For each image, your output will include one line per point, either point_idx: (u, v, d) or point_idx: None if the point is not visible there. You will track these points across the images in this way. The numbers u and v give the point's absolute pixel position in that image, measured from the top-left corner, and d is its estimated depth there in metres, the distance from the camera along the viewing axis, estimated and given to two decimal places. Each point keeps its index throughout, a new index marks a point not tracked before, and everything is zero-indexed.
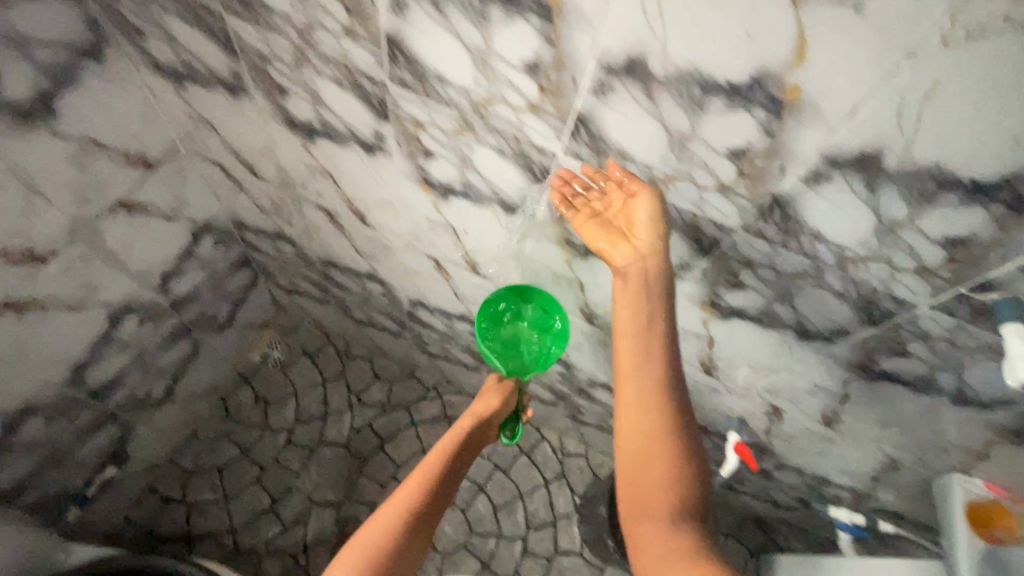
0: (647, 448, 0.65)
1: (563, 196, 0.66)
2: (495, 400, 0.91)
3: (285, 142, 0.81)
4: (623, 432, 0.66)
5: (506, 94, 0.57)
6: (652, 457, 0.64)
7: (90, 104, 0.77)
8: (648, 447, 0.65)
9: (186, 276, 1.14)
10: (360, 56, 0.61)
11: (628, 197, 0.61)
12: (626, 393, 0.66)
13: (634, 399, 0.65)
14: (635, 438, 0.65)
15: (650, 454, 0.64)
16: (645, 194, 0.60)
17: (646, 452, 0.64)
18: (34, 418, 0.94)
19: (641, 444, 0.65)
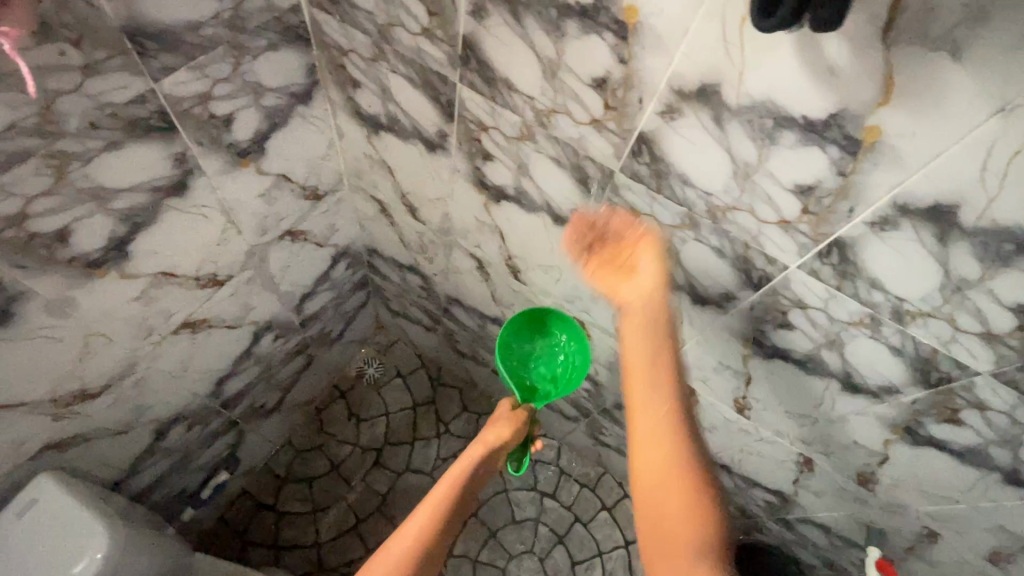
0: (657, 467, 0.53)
1: (577, 236, 0.66)
2: (509, 431, 0.80)
3: (467, 196, 0.81)
4: (637, 438, 0.56)
5: (757, 207, 0.54)
6: (673, 496, 0.53)
7: (290, 142, 0.79)
8: (663, 454, 0.54)
9: (318, 296, 1.17)
10: (596, 144, 0.58)
11: (633, 246, 0.63)
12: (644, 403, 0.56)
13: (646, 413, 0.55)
14: (649, 449, 0.54)
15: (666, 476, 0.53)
16: (648, 240, 0.62)
17: (663, 492, 0.53)
18: (179, 426, 0.96)
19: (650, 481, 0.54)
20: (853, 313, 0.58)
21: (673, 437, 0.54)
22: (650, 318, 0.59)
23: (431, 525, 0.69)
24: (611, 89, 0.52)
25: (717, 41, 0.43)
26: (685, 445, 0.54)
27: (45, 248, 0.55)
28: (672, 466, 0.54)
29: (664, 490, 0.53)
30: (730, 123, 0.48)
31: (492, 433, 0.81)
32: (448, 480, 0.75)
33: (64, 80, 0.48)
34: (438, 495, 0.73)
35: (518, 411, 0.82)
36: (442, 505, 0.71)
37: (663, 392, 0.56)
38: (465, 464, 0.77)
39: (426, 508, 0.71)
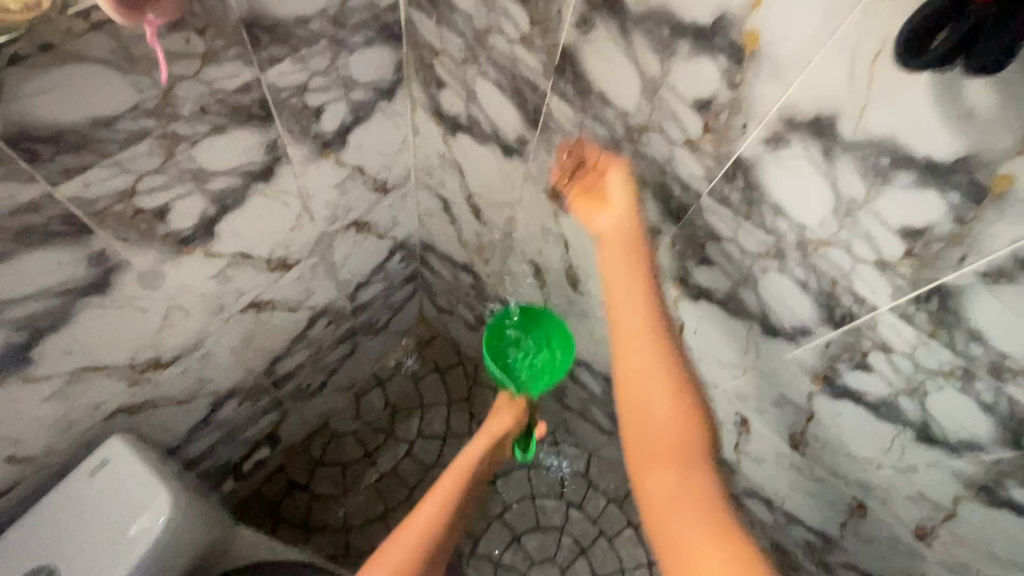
0: (649, 387, 0.60)
1: (563, 168, 0.67)
2: (510, 419, 0.92)
3: (538, 203, 0.81)
4: (624, 363, 0.62)
5: (854, 244, 0.52)
6: (660, 416, 0.59)
7: (370, 136, 0.81)
8: (652, 389, 0.60)
9: (372, 285, 1.19)
10: (687, 165, 0.57)
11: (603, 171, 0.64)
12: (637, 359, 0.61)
13: (633, 361, 0.61)
14: (636, 341, 0.61)
15: (655, 394, 0.60)
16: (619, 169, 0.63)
17: (649, 415, 0.60)
18: (233, 400, 1.00)
19: (648, 357, 0.61)
20: (945, 363, 0.55)
21: (658, 322, 0.62)
22: (625, 246, 0.64)
23: (437, 519, 0.74)
24: (714, 112, 0.51)
25: (842, 74, 0.42)
26: (665, 350, 0.61)
27: (145, 224, 0.58)
28: (665, 376, 0.60)
29: (652, 414, 0.60)
30: (841, 157, 0.46)
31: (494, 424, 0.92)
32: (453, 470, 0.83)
33: (184, 66, 0.50)
34: (447, 487, 0.79)
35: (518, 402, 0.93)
36: (450, 500, 0.77)
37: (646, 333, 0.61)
38: (469, 456, 0.88)
39: (434, 500, 0.76)
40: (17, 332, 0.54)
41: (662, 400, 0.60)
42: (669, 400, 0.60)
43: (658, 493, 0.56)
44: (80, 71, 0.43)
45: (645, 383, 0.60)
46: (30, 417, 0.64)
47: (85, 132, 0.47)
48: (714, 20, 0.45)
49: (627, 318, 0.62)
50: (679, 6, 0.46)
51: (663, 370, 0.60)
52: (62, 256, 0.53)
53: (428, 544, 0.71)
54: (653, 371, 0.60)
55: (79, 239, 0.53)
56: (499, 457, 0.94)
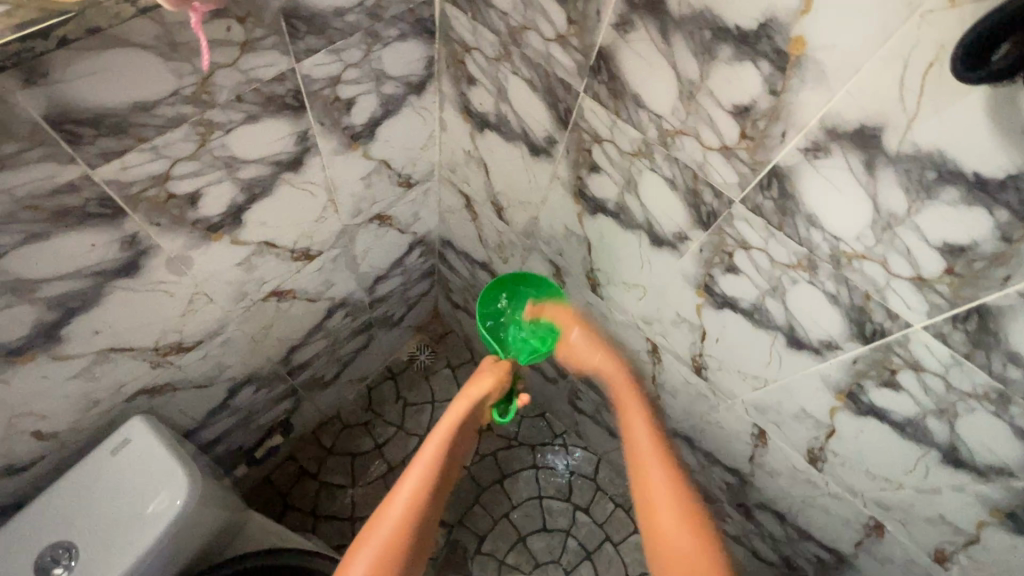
0: (660, 478, 0.73)
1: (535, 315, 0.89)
2: (492, 383, 0.79)
3: (562, 204, 0.80)
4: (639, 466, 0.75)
5: (891, 260, 0.50)
6: (673, 534, 0.68)
7: (397, 130, 0.81)
8: (669, 527, 0.68)
9: (390, 279, 1.19)
10: (720, 171, 0.56)
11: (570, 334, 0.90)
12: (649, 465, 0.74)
13: (645, 466, 0.74)
14: (648, 466, 0.74)
15: (674, 526, 0.68)
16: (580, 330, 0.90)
17: (668, 538, 0.68)
18: (249, 386, 1.01)
19: (666, 494, 0.71)
20: (979, 385, 0.53)
21: (669, 458, 0.75)
22: (643, 419, 0.79)
23: (414, 508, 0.69)
24: (752, 118, 0.50)
25: (892, 84, 0.41)
26: (677, 468, 0.74)
27: (176, 209, 0.58)
28: (675, 511, 0.70)
29: (671, 534, 0.68)
30: (884, 170, 0.45)
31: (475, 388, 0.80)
32: (433, 438, 0.75)
33: (224, 54, 0.50)
34: (423, 471, 0.72)
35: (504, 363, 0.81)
36: (432, 468, 0.72)
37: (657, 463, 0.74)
38: (448, 425, 0.77)
39: (411, 487, 0.71)
40: (50, 310, 0.55)
41: (680, 540, 0.67)
42: (678, 514, 0.69)
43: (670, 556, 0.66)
44: (124, 55, 0.44)
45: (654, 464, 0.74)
46: (57, 394, 0.65)
47: (125, 116, 0.47)
48: (759, 25, 0.44)
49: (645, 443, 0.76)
50: (724, 10, 0.46)
51: (688, 506, 0.70)
52: (97, 238, 0.53)
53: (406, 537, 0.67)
54: (666, 485, 0.72)
55: (113, 221, 0.53)
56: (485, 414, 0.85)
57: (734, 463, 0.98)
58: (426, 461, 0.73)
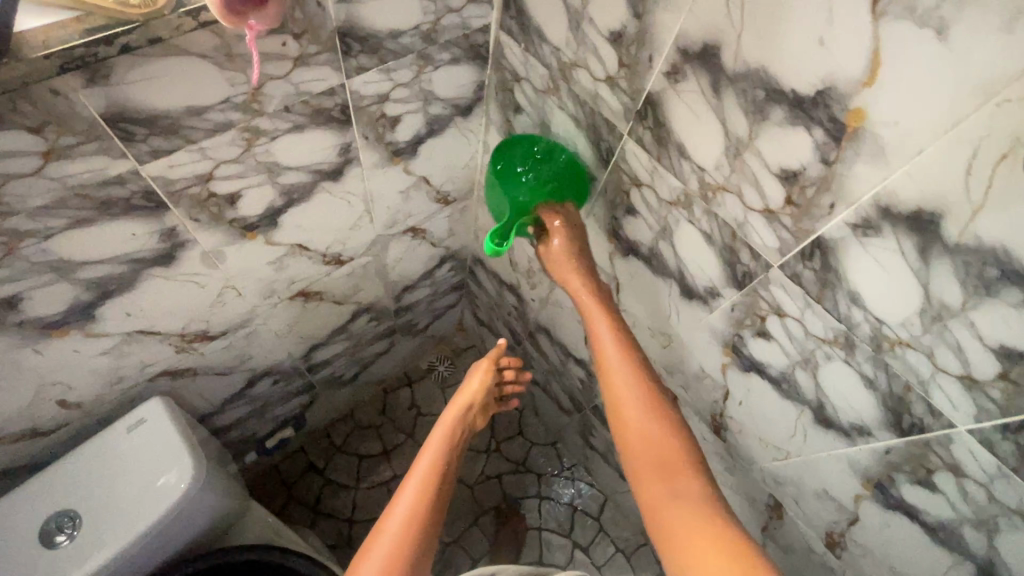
0: (630, 379, 0.63)
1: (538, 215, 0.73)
2: (479, 384, 0.91)
3: (595, 241, 0.79)
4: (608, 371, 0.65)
5: (938, 352, 0.46)
6: (638, 425, 0.61)
7: (440, 149, 0.82)
8: (634, 416, 0.61)
9: (418, 290, 1.20)
10: (760, 234, 0.54)
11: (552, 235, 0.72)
12: (619, 367, 0.64)
13: (617, 369, 0.64)
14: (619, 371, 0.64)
15: (637, 411, 0.62)
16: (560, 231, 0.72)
17: (630, 420, 0.62)
18: (268, 378, 1.03)
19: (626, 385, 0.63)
20: None
21: (627, 345, 0.66)
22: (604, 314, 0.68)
23: (422, 501, 0.68)
24: (800, 185, 0.47)
25: (957, 170, 0.38)
26: (635, 355, 0.65)
27: (216, 208, 0.60)
28: (638, 400, 0.62)
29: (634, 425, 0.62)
30: (939, 259, 0.42)
31: (464, 396, 0.90)
32: (427, 451, 0.76)
33: (277, 67, 0.52)
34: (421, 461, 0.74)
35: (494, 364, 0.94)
36: (430, 472, 0.72)
37: (630, 365, 0.64)
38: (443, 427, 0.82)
39: (418, 472, 0.72)
40: (87, 291, 0.58)
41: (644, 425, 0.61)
42: (653, 418, 0.61)
43: (649, 476, 0.58)
44: (180, 62, 0.46)
45: (627, 370, 0.64)
46: (86, 368, 0.67)
47: (177, 118, 0.49)
48: (816, 91, 0.42)
49: (606, 341, 0.66)
50: (780, 72, 0.44)
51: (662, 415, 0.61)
52: (138, 228, 0.56)
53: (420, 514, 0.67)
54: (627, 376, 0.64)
55: (155, 215, 0.56)
56: (480, 426, 0.91)
57: (745, 532, 0.93)
58: (423, 469, 0.72)
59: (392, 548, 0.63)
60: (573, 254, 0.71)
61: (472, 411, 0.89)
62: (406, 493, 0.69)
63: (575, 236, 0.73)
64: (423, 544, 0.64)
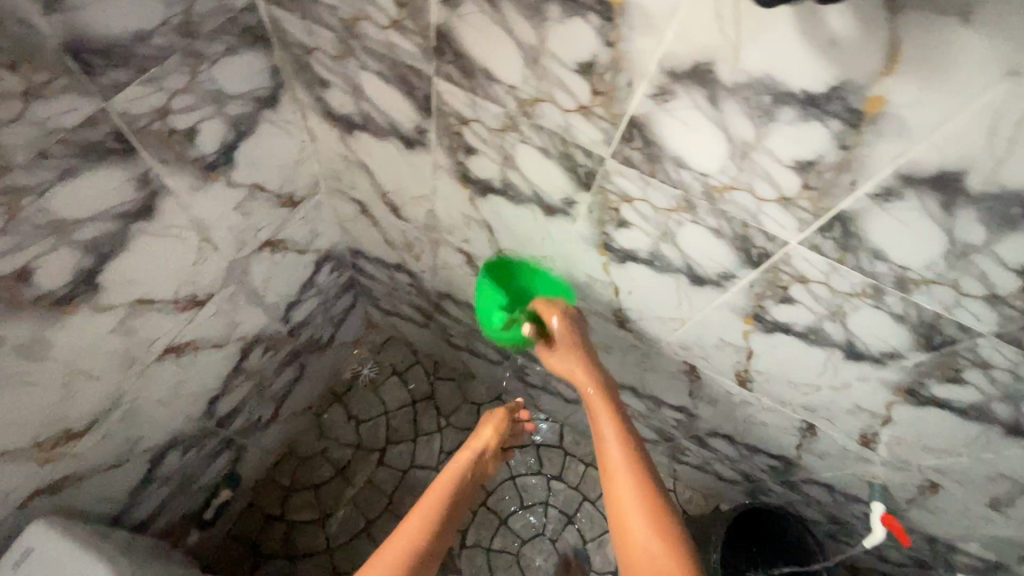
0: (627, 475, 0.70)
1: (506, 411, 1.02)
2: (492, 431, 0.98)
3: (452, 193, 0.79)
4: (613, 474, 0.71)
5: (756, 185, 0.52)
6: (639, 528, 0.66)
7: (262, 149, 0.76)
8: (634, 520, 0.67)
9: (304, 303, 1.14)
10: (585, 131, 0.56)
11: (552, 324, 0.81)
12: (621, 472, 0.70)
13: (620, 468, 0.71)
14: (621, 471, 0.71)
15: (636, 512, 0.67)
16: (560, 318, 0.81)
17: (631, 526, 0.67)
18: (174, 451, 0.94)
19: (627, 481, 0.70)
20: (856, 284, 0.56)
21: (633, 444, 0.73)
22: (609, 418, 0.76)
23: (425, 524, 0.78)
24: (597, 73, 0.50)
25: (710, 17, 0.42)
26: (643, 462, 0.71)
27: (6, 290, 0.53)
28: (640, 507, 0.67)
29: (630, 524, 0.67)
30: (726, 101, 0.47)
31: (479, 441, 0.98)
32: (440, 483, 0.86)
33: (3, 109, 0.45)
34: (429, 500, 0.82)
35: (500, 413, 1.01)
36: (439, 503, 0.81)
37: (631, 468, 0.70)
38: (456, 467, 0.91)
39: (429, 499, 0.82)
40: None
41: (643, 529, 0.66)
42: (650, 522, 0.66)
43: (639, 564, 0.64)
44: None
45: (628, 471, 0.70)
46: None
47: None
48: None
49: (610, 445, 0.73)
50: None
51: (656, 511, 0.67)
52: None
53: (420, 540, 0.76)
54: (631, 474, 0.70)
55: None
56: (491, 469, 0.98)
57: (678, 400, 1.04)
58: (435, 496, 0.83)
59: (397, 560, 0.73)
60: (569, 348, 0.81)
61: (486, 455, 0.97)
62: (413, 520, 0.78)
63: (573, 330, 0.81)
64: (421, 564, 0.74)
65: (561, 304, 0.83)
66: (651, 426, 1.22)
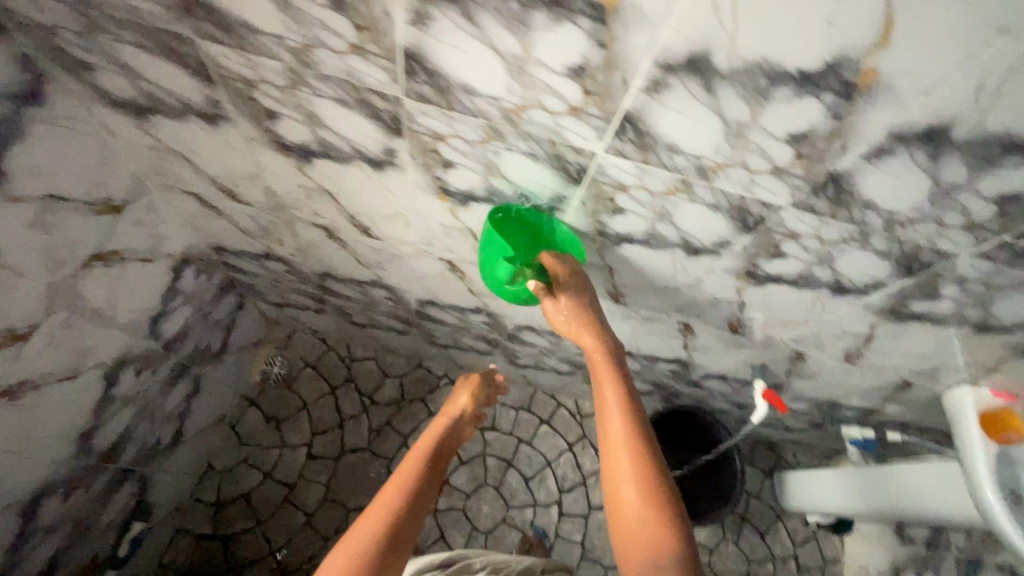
0: (621, 437, 0.70)
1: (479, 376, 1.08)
2: (467, 399, 1.02)
3: (278, 166, 0.74)
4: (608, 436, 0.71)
5: (545, 99, 0.52)
6: (632, 496, 0.67)
7: (42, 154, 0.67)
8: (625, 482, 0.67)
9: (175, 313, 1.06)
10: (368, 73, 0.53)
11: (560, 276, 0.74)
12: (620, 431, 0.70)
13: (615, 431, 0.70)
14: (615, 435, 0.71)
15: (626, 476, 0.68)
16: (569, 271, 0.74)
17: (622, 493, 0.68)
18: (51, 497, 0.88)
19: (622, 452, 0.69)
20: (667, 182, 0.59)
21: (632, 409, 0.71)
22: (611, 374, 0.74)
23: (407, 482, 0.79)
24: (351, 7, 0.47)
25: None
26: (639, 423, 0.71)
27: None
28: (630, 473, 0.68)
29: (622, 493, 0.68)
30: (482, 16, 0.45)
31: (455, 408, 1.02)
32: (420, 448, 0.88)
33: None
34: (409, 464, 0.83)
35: (472, 378, 1.07)
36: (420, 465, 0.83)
37: (627, 426, 0.70)
38: (432, 436, 0.93)
39: (410, 462, 0.84)
40: None
41: (635, 504, 0.66)
42: (639, 489, 0.66)
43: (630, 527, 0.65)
44: None
45: (624, 434, 0.70)
46: None
47: None
48: None
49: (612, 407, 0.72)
50: None
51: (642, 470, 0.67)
52: None
53: (406, 495, 0.77)
54: (624, 437, 0.70)
55: None
56: (468, 433, 1.02)
57: None
58: (415, 459, 0.85)
59: (381, 518, 0.73)
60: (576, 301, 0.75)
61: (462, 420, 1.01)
62: (396, 481, 0.79)
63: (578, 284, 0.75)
64: (407, 520, 0.74)
65: (569, 260, 0.74)
66: (561, 359, 1.26)
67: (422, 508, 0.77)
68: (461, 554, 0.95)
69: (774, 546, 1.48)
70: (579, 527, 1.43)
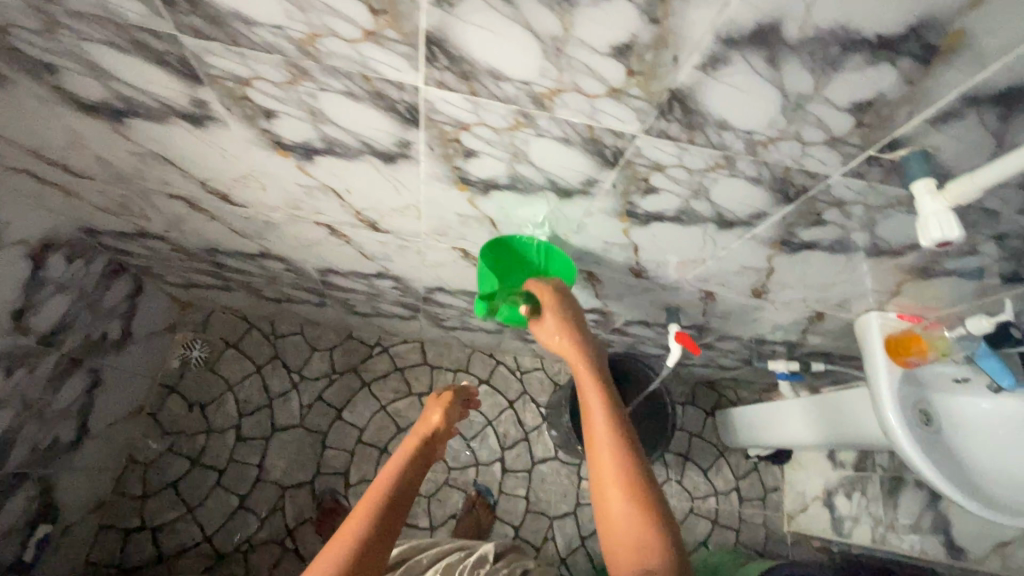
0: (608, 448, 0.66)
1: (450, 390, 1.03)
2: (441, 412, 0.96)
3: (93, 129, 0.65)
4: (595, 443, 0.67)
5: (333, 25, 0.44)
6: (619, 500, 0.63)
7: None
8: (612, 487, 0.64)
9: (46, 305, 0.97)
10: (123, 6, 0.45)
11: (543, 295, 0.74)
12: (606, 439, 0.66)
13: (601, 438, 0.67)
14: (602, 442, 0.67)
15: (614, 482, 0.64)
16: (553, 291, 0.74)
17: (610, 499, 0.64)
18: None
19: (609, 460, 0.65)
20: (506, 116, 0.52)
21: (620, 422, 0.68)
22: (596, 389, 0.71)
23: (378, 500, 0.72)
24: None
25: None
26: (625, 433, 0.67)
27: None
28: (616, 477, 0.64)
29: (610, 498, 0.64)
30: None
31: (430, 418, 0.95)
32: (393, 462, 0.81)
33: None
34: (379, 480, 0.76)
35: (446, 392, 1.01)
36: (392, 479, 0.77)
37: (614, 435, 0.66)
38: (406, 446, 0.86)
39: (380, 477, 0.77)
40: None
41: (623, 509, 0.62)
42: (627, 493, 0.63)
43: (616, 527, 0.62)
44: None
45: (610, 442, 0.66)
46: None
47: None
48: None
49: (598, 419, 0.68)
50: None
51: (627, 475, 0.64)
52: None
53: (378, 514, 0.70)
54: (611, 444, 0.66)
55: None
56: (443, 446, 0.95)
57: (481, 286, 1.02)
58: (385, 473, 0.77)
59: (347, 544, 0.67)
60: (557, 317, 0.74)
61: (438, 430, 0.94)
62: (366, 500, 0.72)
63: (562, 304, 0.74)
64: (376, 543, 0.68)
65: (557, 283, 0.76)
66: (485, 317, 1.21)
67: (393, 530, 0.71)
68: (406, 551, 0.98)
69: (716, 481, 1.50)
70: (523, 482, 1.43)
